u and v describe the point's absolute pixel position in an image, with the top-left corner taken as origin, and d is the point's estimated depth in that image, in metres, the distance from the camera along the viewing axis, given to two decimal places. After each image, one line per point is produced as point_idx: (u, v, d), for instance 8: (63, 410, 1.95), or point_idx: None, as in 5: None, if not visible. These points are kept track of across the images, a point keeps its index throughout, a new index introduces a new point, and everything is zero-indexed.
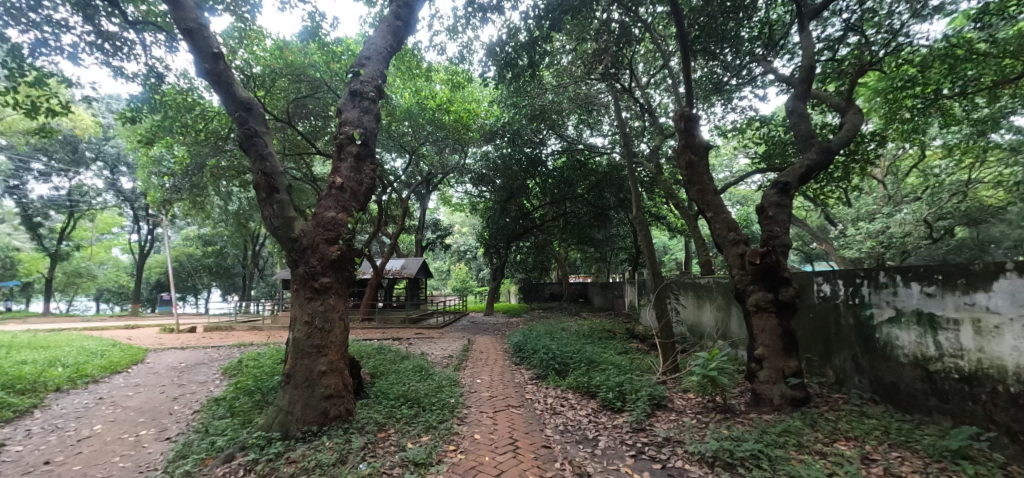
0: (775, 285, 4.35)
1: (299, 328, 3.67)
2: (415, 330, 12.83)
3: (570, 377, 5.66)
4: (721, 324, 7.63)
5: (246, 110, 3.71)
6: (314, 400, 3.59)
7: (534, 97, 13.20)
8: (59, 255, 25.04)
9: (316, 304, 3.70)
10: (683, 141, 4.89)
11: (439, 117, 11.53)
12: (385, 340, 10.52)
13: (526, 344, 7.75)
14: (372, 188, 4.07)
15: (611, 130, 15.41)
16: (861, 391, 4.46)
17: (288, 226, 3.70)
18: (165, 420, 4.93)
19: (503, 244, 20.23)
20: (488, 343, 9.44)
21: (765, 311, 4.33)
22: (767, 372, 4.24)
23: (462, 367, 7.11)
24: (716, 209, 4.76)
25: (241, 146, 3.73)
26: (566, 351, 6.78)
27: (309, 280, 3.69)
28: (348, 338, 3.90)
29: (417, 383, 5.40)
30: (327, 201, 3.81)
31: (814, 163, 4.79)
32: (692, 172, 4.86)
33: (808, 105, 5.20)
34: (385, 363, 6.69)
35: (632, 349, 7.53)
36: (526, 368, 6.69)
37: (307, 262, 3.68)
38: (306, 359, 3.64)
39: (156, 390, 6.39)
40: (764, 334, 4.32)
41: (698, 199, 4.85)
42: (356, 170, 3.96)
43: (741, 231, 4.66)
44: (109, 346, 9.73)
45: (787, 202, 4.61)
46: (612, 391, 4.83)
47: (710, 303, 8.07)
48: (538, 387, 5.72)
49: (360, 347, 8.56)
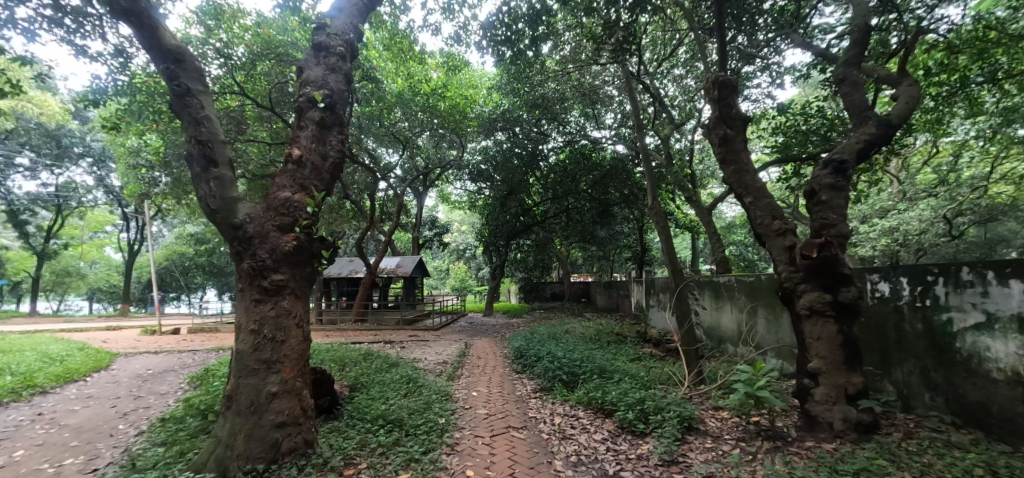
0: (833, 284, 3.56)
1: (244, 338, 2.90)
2: (410, 332, 12.06)
3: (580, 390, 4.87)
4: (743, 327, 6.87)
5: (177, 62, 2.95)
6: (261, 430, 2.82)
7: (536, 85, 12.41)
8: (46, 253, 24.20)
9: (265, 307, 2.92)
10: (716, 113, 4.12)
11: (434, 103, 10.71)
12: (376, 344, 9.75)
13: (528, 350, 6.98)
14: (341, 164, 3.29)
15: (617, 121, 14.65)
16: (936, 412, 3.69)
17: (230, 209, 2.91)
18: (101, 444, 4.15)
19: (503, 241, 19.43)
20: (486, 348, 8.65)
21: (821, 316, 3.55)
22: (826, 391, 3.46)
23: (456, 377, 6.32)
24: (758, 193, 3.98)
25: (172, 109, 2.97)
26: (573, 358, 6.00)
27: (257, 277, 2.90)
28: (309, 350, 3.12)
29: (402, 398, 4.63)
30: (281, 179, 3.03)
31: (874, 138, 4.01)
32: (727, 149, 4.08)
33: (862, 71, 4.41)
34: (369, 373, 5.91)
35: (646, 356, 6.76)
36: (528, 379, 5.91)
37: (253, 255, 2.89)
38: (251, 378, 2.86)
39: (108, 404, 5.61)
40: (820, 343, 3.54)
41: (735, 182, 4.07)
42: (320, 140, 3.18)
43: (788, 219, 3.86)
44: (75, 351, 8.95)
45: (843, 183, 3.83)
46: (632, 409, 4.06)
47: (731, 304, 7.31)
48: (541, 403, 4.93)
49: (346, 352, 7.79)
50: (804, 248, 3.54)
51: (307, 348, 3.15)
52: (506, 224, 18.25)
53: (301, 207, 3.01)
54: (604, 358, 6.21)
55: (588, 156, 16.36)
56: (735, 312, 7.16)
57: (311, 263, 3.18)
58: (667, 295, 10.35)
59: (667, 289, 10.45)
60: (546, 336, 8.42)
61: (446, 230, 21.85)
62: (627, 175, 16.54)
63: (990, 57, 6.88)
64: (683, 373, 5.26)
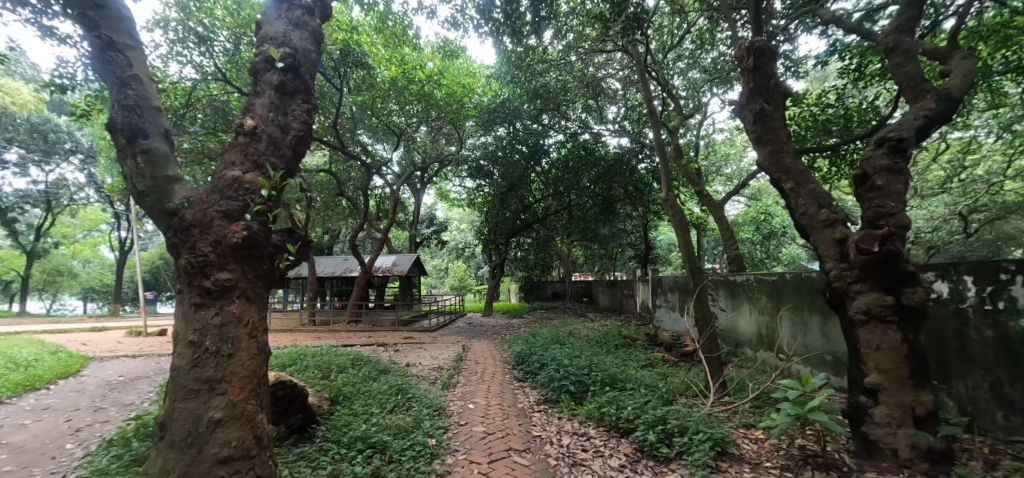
0: (894, 282, 2.99)
1: (181, 352, 2.33)
2: (405, 334, 11.50)
3: (591, 403, 4.31)
4: (765, 331, 6.31)
5: (97, 10, 2.40)
6: (199, 469, 2.23)
7: (537, 73, 11.88)
8: (35, 252, 23.56)
9: (208, 313, 2.35)
10: (748, 85, 3.59)
11: (430, 91, 10.09)
12: (369, 347, 9.20)
13: (531, 354, 6.42)
14: (306, 139, 2.72)
15: (621, 113, 14.11)
16: (1015, 435, 3.12)
17: (165, 191, 2.35)
18: (37, 469, 3.58)
19: (503, 239, 18.86)
20: (485, 351, 8.07)
21: (881, 321, 2.98)
22: (888, 411, 2.90)
23: (452, 385, 5.75)
24: (799, 176, 3.42)
25: (93, 67, 2.41)
26: (581, 365, 5.44)
27: (198, 276, 2.34)
28: (265, 366, 2.54)
29: (386, 416, 4.00)
30: (230, 154, 2.48)
31: (933, 114, 3.45)
32: (763, 127, 3.52)
33: (915, 40, 3.85)
34: (355, 381, 5.34)
35: (660, 362, 6.20)
36: (531, 388, 5.35)
37: (193, 248, 2.33)
38: (190, 402, 2.29)
39: (64, 417, 5.03)
40: (880, 354, 2.97)
41: (771, 165, 3.52)
42: (280, 109, 2.62)
43: (836, 207, 3.30)
44: (45, 356, 8.37)
45: (902, 165, 3.27)
46: (653, 429, 3.50)
47: (749, 304, 6.76)
48: (546, 417, 4.37)
49: (334, 357, 7.22)
50: (861, 242, 2.99)
51: (265, 362, 2.58)
52: (506, 221, 17.70)
53: (255, 190, 2.44)
54: (615, 364, 5.65)
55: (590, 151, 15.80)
56: (754, 314, 6.62)
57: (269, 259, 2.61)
58: (677, 295, 9.83)
59: (677, 288, 9.92)
60: (549, 339, 7.85)
61: (444, 228, 21.30)
62: (625, 172, 15.91)
63: (1016, 44, 5.95)
64: (704, 384, 4.71)
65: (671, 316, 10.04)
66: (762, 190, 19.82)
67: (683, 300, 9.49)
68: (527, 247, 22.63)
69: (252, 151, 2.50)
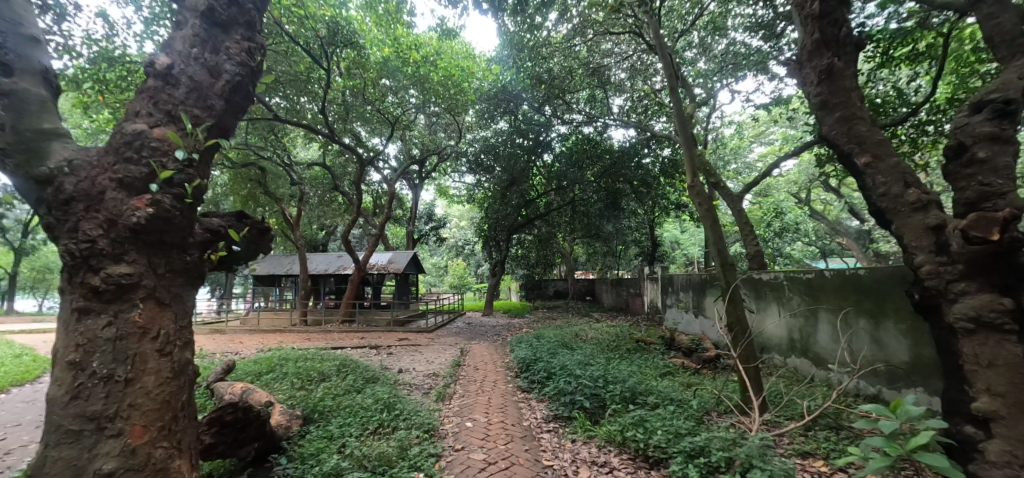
0: (1016, 282, 2.27)
1: (60, 377, 1.65)
2: (400, 335, 10.84)
3: (612, 424, 3.61)
4: (801, 337, 5.61)
5: None
6: None
7: (541, 59, 11.21)
8: (21, 250, 22.81)
9: (98, 323, 1.68)
10: (813, 36, 2.99)
11: (426, 74, 9.41)
12: (360, 351, 8.52)
13: (537, 361, 5.73)
14: (242, 89, 2.02)
15: (627, 103, 13.47)
16: None
17: (36, 151, 1.67)
18: None
19: (504, 236, 18.19)
20: (484, 355, 7.38)
21: (994, 331, 2.28)
22: (1007, 447, 2.16)
23: (448, 397, 5.05)
24: (877, 147, 2.75)
25: None
26: (595, 374, 4.75)
27: (83, 269, 1.68)
28: (182, 396, 1.85)
29: (362, 446, 3.19)
30: (138, 103, 1.81)
31: None
32: (829, 87, 2.90)
33: None
34: (337, 394, 4.64)
35: (681, 372, 5.52)
36: (538, 401, 4.67)
37: (75, 230, 1.66)
38: (69, 447, 1.60)
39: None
40: (995, 373, 2.26)
41: (840, 134, 2.88)
42: (214, 49, 1.97)
43: (926, 185, 2.63)
44: (6, 360, 7.65)
45: (1010, 132, 2.58)
46: (694, 464, 2.80)
47: (778, 306, 6.07)
48: (557, 439, 3.70)
49: (320, 363, 6.54)
50: (969, 228, 2.28)
51: (185, 388, 1.89)
52: (507, 217, 17.06)
53: (166, 150, 1.77)
54: (633, 374, 4.97)
55: (594, 144, 15.17)
56: (783, 315, 5.95)
57: (191, 249, 1.93)
58: (692, 294, 9.15)
59: (691, 287, 9.25)
60: (555, 343, 7.18)
61: (443, 224, 20.67)
62: (627, 170, 15.31)
63: None
64: (745, 401, 4.03)
65: (686, 317, 9.34)
66: (770, 186, 19.18)
67: (698, 299, 8.82)
68: (528, 244, 21.99)
69: (168, 97, 1.83)
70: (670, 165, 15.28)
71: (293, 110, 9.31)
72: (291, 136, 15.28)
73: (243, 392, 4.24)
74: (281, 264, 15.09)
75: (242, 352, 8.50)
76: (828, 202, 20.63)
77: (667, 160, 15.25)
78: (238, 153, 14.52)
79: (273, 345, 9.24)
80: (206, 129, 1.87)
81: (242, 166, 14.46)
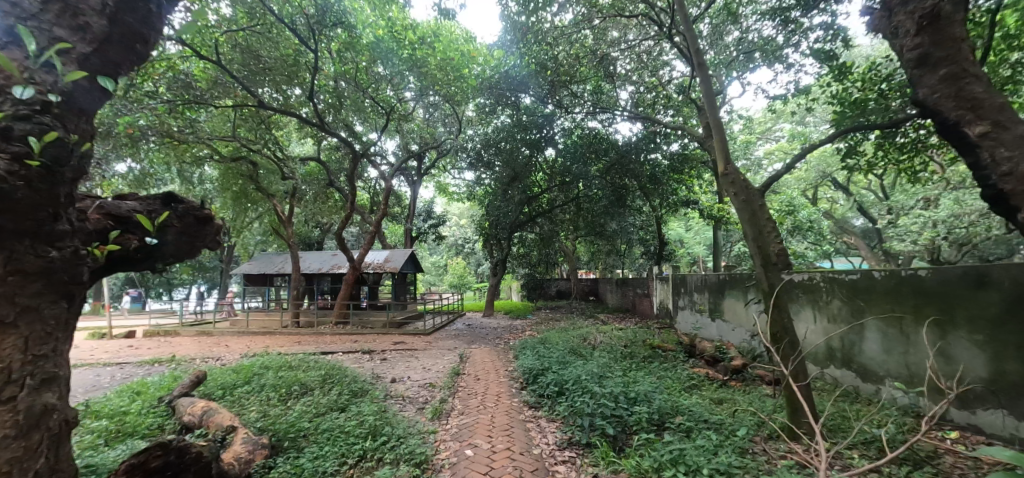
0: None
1: None
2: (396, 338, 10.22)
3: (640, 458, 2.98)
4: (843, 345, 5.00)
5: None
6: None
7: (545, 45, 10.60)
8: None
9: None
10: None
11: (424, 59, 8.75)
12: (352, 356, 7.91)
13: (545, 372, 5.10)
14: (124, 19, 1.87)
15: (634, 94, 12.91)
16: None
17: None
18: None
19: (505, 233, 17.54)
20: (485, 363, 6.75)
21: None
22: None
23: (444, 415, 4.41)
24: (995, 111, 2.54)
25: None
26: (614, 388, 4.11)
27: None
28: (34, 465, 1.55)
29: None
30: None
31: None
32: (933, 35, 2.74)
33: None
34: (315, 414, 4.00)
35: (708, 385, 4.90)
36: (548, 420, 4.04)
37: None
38: None
39: None
40: None
41: (948, 94, 2.68)
42: None
43: None
44: None
45: None
46: None
47: (813, 310, 5.47)
48: (574, 474, 3.07)
49: (304, 372, 5.92)
50: None
51: (34, 455, 1.55)
52: (508, 214, 16.46)
53: (2, 84, 1.44)
54: (656, 388, 4.35)
55: (599, 139, 14.61)
56: (819, 321, 5.36)
57: (39, 247, 1.56)
58: (708, 295, 8.55)
59: (707, 288, 8.65)
60: (564, 349, 6.56)
61: (442, 222, 20.04)
62: (634, 165, 14.70)
63: None
64: (804, 428, 3.38)
65: (702, 321, 8.72)
66: (779, 183, 18.59)
67: (716, 300, 8.23)
68: (530, 242, 21.35)
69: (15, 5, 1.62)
70: (678, 160, 14.71)
71: (283, 99, 8.77)
72: (285, 129, 14.74)
73: (202, 413, 3.62)
74: (272, 262, 14.46)
75: (225, 358, 7.89)
76: (838, 200, 20.04)
77: (675, 155, 14.65)
78: (229, 146, 13.97)
79: (259, 350, 8.63)
80: (74, 57, 1.69)
81: (234, 161, 13.91)
